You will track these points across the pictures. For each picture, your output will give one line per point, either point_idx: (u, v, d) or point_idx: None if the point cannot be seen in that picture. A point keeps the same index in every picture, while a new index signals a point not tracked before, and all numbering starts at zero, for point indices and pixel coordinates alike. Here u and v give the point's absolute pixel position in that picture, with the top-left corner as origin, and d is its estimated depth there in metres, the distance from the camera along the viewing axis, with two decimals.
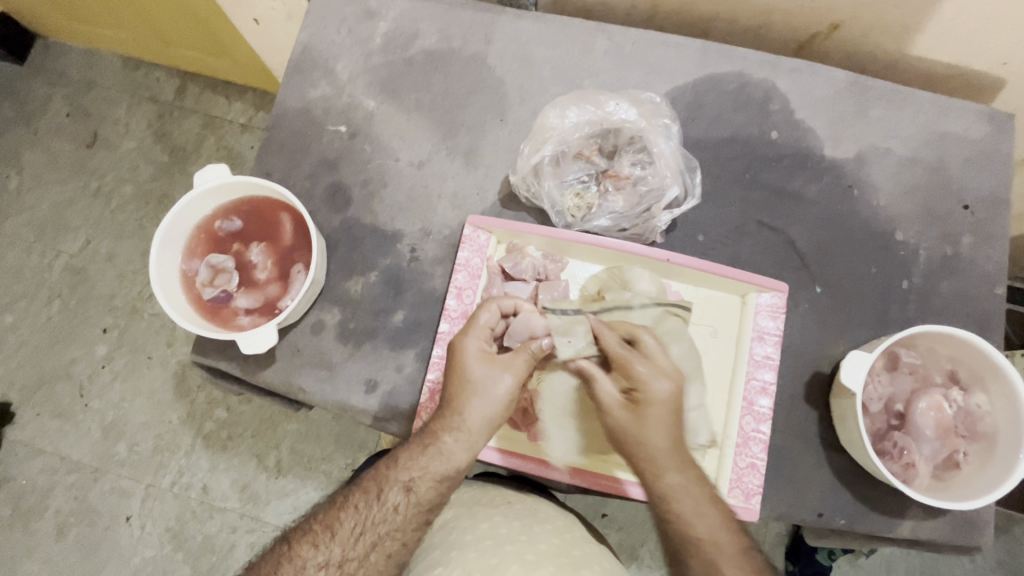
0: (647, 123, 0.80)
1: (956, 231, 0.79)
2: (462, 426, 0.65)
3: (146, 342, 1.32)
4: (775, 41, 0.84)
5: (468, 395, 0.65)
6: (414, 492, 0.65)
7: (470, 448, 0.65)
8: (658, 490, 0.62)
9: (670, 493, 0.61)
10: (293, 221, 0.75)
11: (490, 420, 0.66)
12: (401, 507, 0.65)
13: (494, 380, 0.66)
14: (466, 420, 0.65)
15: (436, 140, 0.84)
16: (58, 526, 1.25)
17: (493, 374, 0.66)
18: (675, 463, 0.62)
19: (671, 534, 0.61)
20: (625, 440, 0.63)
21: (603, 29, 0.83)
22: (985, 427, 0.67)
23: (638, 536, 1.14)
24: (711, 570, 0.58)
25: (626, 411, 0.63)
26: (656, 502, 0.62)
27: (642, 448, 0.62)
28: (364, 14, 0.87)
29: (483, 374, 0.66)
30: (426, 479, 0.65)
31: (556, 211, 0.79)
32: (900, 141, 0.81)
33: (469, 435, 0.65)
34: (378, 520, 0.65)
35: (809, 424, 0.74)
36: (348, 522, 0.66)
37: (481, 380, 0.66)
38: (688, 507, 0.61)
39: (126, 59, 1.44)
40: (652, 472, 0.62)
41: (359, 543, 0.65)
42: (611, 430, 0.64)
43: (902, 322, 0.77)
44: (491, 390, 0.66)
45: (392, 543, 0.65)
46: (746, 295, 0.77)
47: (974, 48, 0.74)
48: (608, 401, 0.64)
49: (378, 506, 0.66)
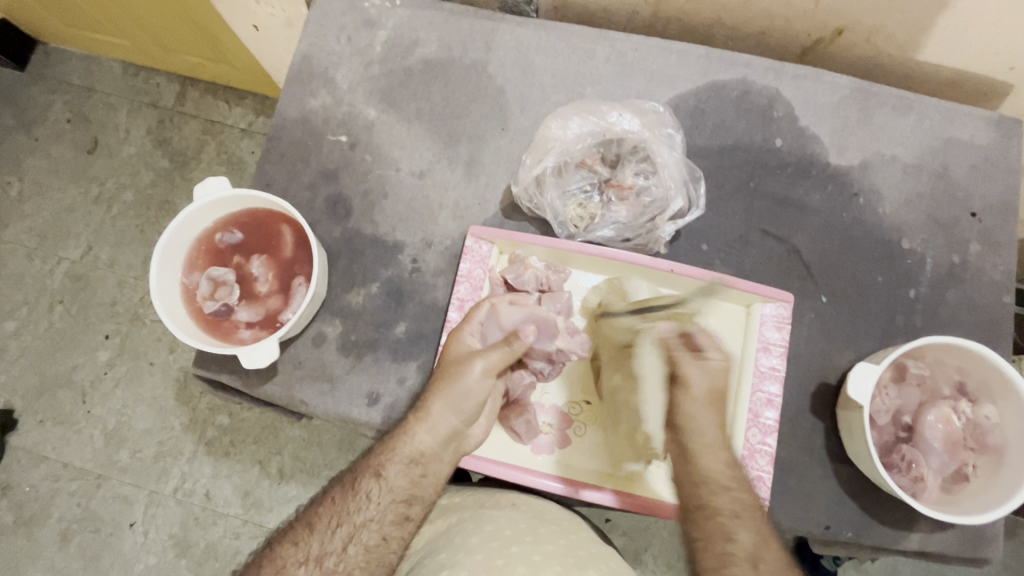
0: (650, 133, 0.79)
1: (962, 239, 0.78)
2: (425, 409, 0.67)
3: (148, 349, 1.32)
4: (778, 47, 0.83)
5: (440, 385, 0.67)
6: (383, 479, 0.66)
7: (432, 430, 0.67)
8: (720, 463, 0.64)
9: (731, 463, 0.64)
10: (294, 234, 0.74)
11: (454, 407, 0.67)
12: (373, 495, 0.66)
13: (465, 365, 0.67)
14: (433, 405, 0.67)
15: (437, 150, 0.83)
16: (61, 533, 1.25)
17: (468, 363, 0.68)
18: (722, 438, 0.65)
19: (727, 505, 0.62)
20: (696, 412, 0.64)
21: (604, 36, 0.83)
22: (994, 440, 0.66)
23: (642, 542, 1.13)
24: (756, 536, 0.60)
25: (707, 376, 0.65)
26: (720, 473, 0.63)
27: (715, 415, 0.65)
28: (364, 22, 0.86)
29: (458, 361, 0.68)
30: (394, 463, 0.66)
31: (559, 222, 0.79)
32: (905, 148, 0.80)
33: (434, 420, 0.67)
34: (354, 510, 0.66)
35: (815, 436, 0.74)
36: (326, 515, 0.66)
37: (453, 366, 0.68)
38: (741, 478, 0.64)
39: (126, 65, 1.43)
40: (718, 445, 0.64)
41: (337, 537, 0.65)
42: (705, 391, 0.64)
43: (909, 332, 0.76)
44: (459, 379, 0.67)
45: (369, 535, 0.65)
46: (752, 306, 0.76)
47: (981, 53, 0.72)
48: (693, 369, 0.65)
49: (353, 497, 0.67)
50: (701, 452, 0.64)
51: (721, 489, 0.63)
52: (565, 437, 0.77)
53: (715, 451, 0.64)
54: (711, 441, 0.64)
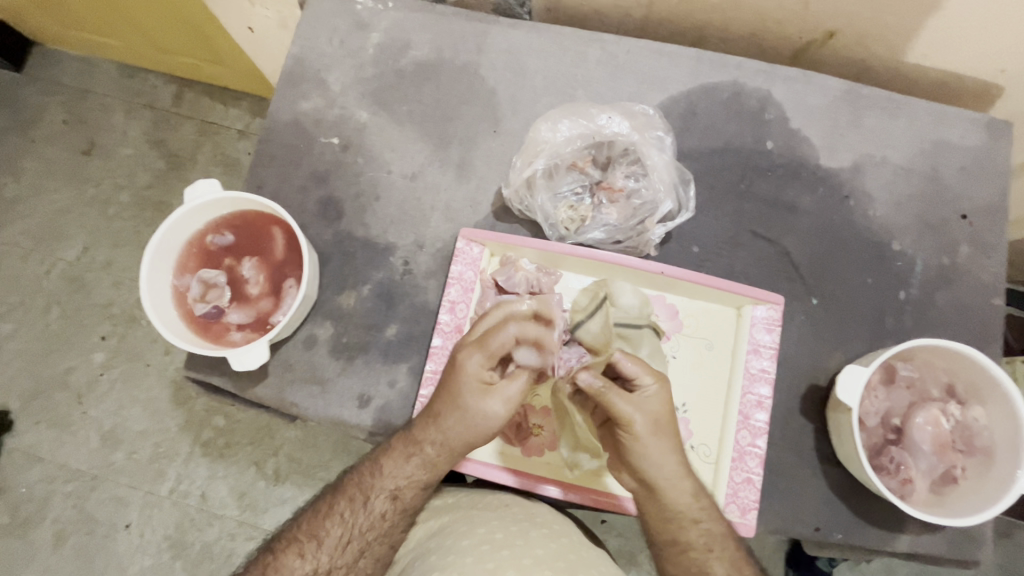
0: (640, 136, 0.79)
1: (952, 241, 0.78)
2: (446, 442, 0.66)
3: (143, 350, 1.32)
4: (770, 49, 0.84)
5: (452, 418, 0.65)
6: (400, 500, 0.68)
7: (453, 460, 0.67)
8: (688, 494, 0.64)
9: (697, 493, 0.65)
10: (285, 237, 0.75)
11: (473, 443, 0.66)
12: (388, 515, 0.68)
13: (483, 409, 0.63)
14: (449, 435, 0.65)
15: (429, 153, 0.83)
16: (57, 535, 1.25)
17: (485, 401, 0.64)
18: (681, 468, 0.64)
19: (700, 537, 0.64)
20: (650, 449, 0.63)
21: (595, 39, 0.83)
22: (982, 442, 0.66)
23: (637, 541, 1.13)
24: (730, 566, 0.63)
25: (649, 409, 0.63)
26: (689, 509, 0.64)
27: (668, 448, 0.63)
28: (356, 24, 0.86)
29: (476, 403, 0.63)
30: (412, 488, 0.68)
31: (549, 224, 0.79)
32: (896, 150, 0.80)
33: (450, 450, 0.66)
34: (365, 527, 0.67)
35: (805, 438, 0.74)
36: (333, 530, 0.67)
37: (470, 408, 0.64)
38: (709, 507, 0.65)
39: (122, 67, 1.44)
40: (682, 477, 0.64)
41: (346, 552, 0.67)
42: (648, 428, 0.62)
43: (898, 334, 0.76)
44: (479, 421, 0.64)
45: (380, 547, 0.68)
46: (742, 308, 0.76)
47: (970, 55, 0.73)
48: (630, 403, 0.62)
49: (365, 514, 0.68)
50: (668, 487, 0.64)
51: (693, 524, 0.64)
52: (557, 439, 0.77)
53: (680, 485, 0.64)
54: (673, 475, 0.64)
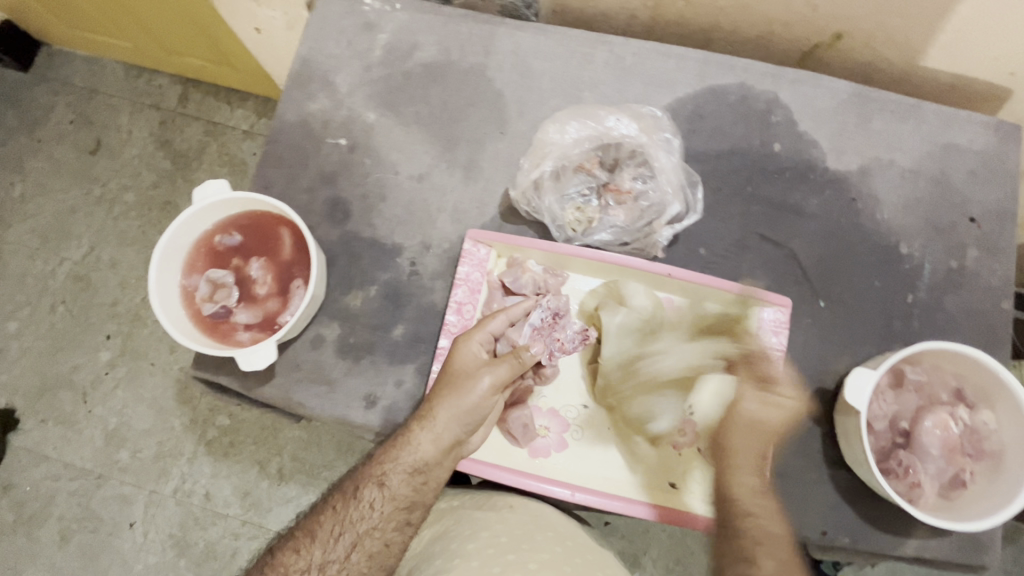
0: (648, 138, 0.79)
1: (960, 245, 0.78)
2: (429, 415, 0.67)
3: (148, 349, 1.32)
4: (778, 51, 0.84)
5: (443, 393, 0.67)
6: (387, 487, 0.66)
7: (436, 439, 0.66)
8: (748, 487, 0.65)
9: (759, 491, 0.65)
10: (293, 236, 0.75)
11: (458, 417, 0.66)
12: (376, 504, 0.66)
13: (472, 376, 0.67)
14: (436, 413, 0.66)
15: (436, 154, 0.83)
16: (61, 533, 1.25)
17: (473, 373, 0.67)
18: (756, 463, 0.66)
19: (752, 529, 0.62)
20: (741, 438, 0.67)
21: (603, 41, 0.83)
22: (990, 446, 0.66)
23: (640, 544, 1.13)
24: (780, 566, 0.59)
25: (759, 406, 0.68)
26: (745, 497, 0.64)
27: (755, 444, 0.66)
28: (363, 26, 0.86)
29: (465, 369, 0.68)
30: (397, 473, 0.66)
31: (556, 226, 0.79)
32: (904, 153, 0.80)
33: (436, 427, 0.66)
34: (355, 519, 0.66)
35: (813, 441, 0.74)
36: (327, 523, 0.66)
37: (458, 373, 0.68)
38: (769, 508, 0.64)
39: (129, 67, 1.44)
40: (749, 469, 0.66)
41: (339, 545, 0.65)
42: (744, 418, 0.68)
43: (906, 337, 0.76)
44: (466, 386, 0.67)
45: (372, 542, 0.66)
46: (749, 310, 0.77)
47: (979, 58, 0.73)
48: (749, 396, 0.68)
49: (355, 505, 0.67)
50: (733, 473, 0.66)
51: (747, 511, 0.63)
52: (563, 440, 0.77)
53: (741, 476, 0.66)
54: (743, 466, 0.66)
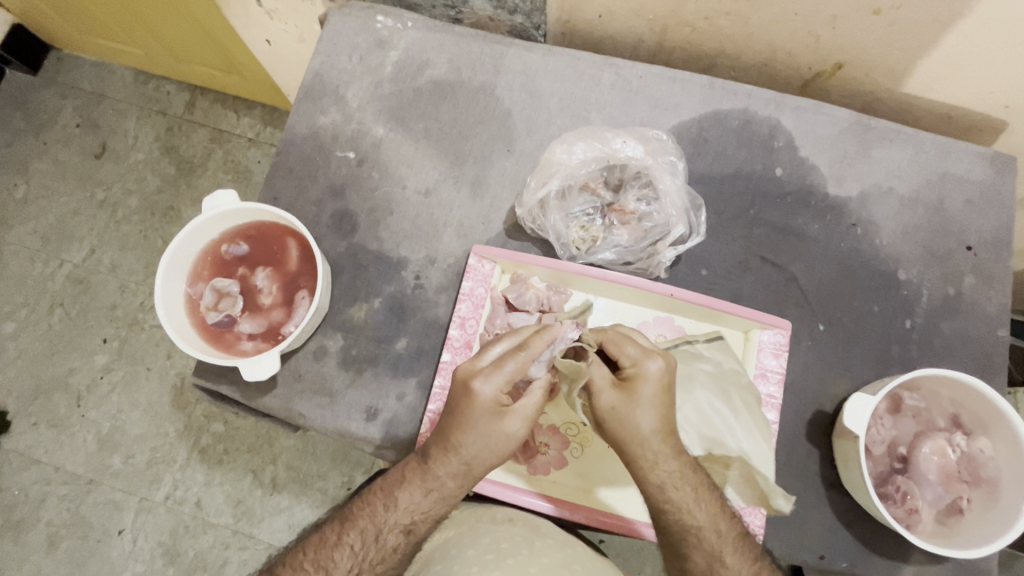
0: (653, 161, 0.81)
1: (958, 272, 0.79)
2: (468, 472, 0.64)
3: (146, 354, 1.32)
4: (781, 79, 0.86)
5: (476, 449, 0.62)
6: (414, 533, 0.65)
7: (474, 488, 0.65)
8: (660, 484, 0.60)
9: (679, 477, 0.61)
10: (299, 247, 0.75)
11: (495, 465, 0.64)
12: (401, 548, 0.65)
13: (507, 433, 0.62)
14: (473, 467, 0.63)
15: (443, 170, 0.85)
16: (48, 538, 1.24)
17: (507, 429, 0.62)
18: (668, 451, 0.60)
19: (672, 526, 0.61)
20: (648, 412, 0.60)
21: (610, 63, 0.85)
22: (988, 473, 0.67)
23: (635, 563, 1.12)
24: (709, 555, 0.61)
25: (618, 396, 0.60)
26: (657, 495, 0.61)
27: (643, 430, 0.59)
28: (376, 42, 0.88)
29: (493, 424, 0.61)
30: (429, 521, 0.65)
31: (561, 244, 0.80)
32: (903, 181, 0.81)
33: (473, 478, 0.64)
34: (376, 560, 0.65)
35: (811, 463, 0.74)
36: (343, 563, 0.65)
37: (488, 430, 0.61)
38: (682, 497, 0.61)
39: (139, 73, 1.46)
40: (664, 459, 0.60)
41: None
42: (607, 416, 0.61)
43: (905, 363, 0.77)
44: (503, 441, 0.62)
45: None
46: (750, 331, 0.77)
47: (974, 91, 0.75)
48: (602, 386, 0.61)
49: (377, 548, 0.65)
50: (643, 472, 0.61)
51: (663, 510, 0.61)
52: (562, 458, 0.77)
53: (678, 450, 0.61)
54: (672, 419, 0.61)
